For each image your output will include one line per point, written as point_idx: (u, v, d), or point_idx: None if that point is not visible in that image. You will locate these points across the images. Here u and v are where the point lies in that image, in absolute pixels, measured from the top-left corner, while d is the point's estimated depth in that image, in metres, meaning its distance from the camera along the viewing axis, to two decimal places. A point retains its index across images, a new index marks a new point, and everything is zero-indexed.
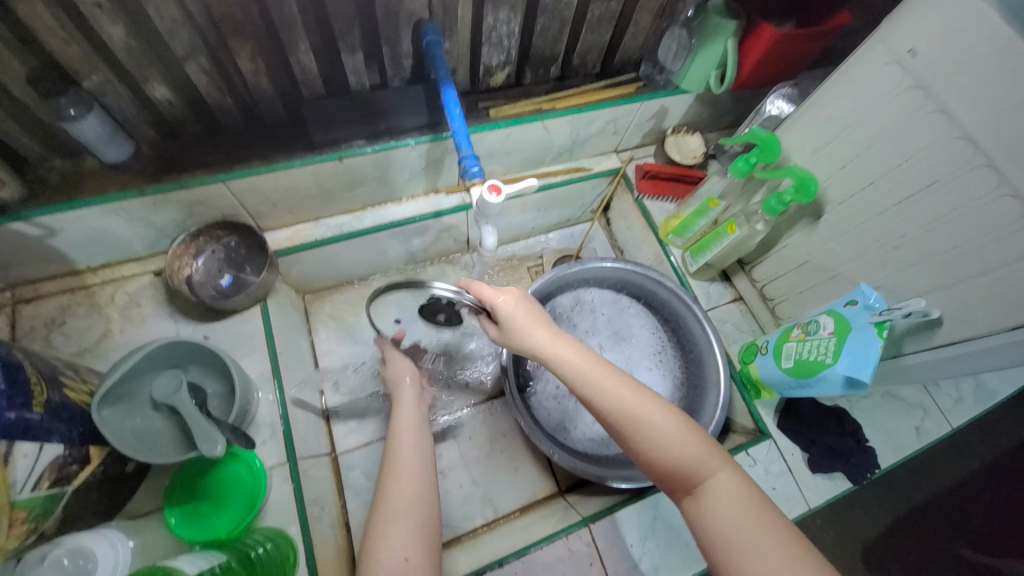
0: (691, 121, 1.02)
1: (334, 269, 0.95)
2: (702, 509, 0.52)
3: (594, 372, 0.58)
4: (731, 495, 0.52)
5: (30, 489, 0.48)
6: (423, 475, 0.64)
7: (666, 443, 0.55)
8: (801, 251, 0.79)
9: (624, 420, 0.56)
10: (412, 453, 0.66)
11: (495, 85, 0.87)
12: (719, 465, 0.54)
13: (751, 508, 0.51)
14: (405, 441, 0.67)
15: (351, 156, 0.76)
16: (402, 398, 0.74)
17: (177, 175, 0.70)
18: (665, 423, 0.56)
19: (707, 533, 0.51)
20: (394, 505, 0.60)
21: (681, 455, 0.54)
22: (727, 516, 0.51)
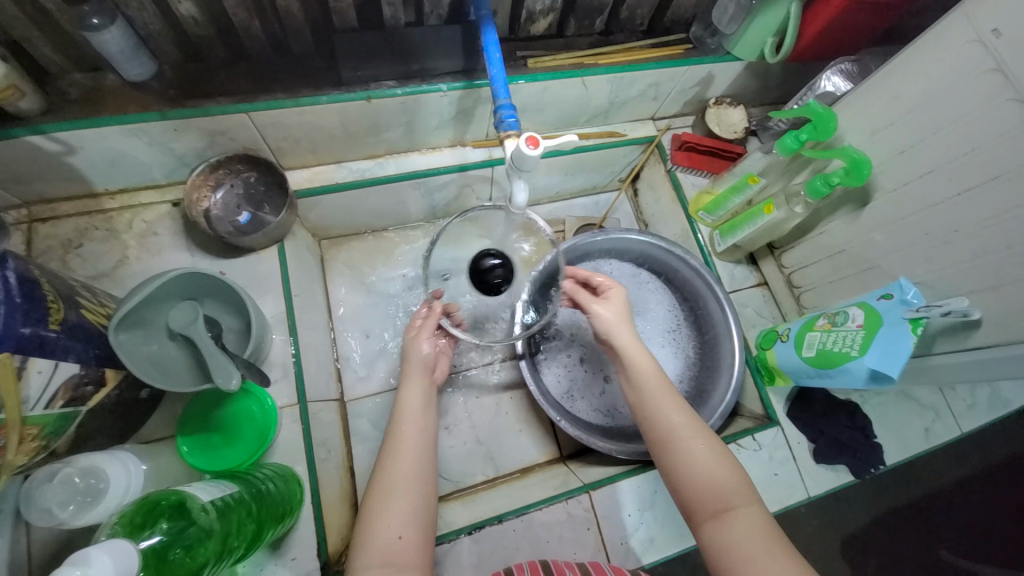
0: (737, 92, 0.96)
1: (353, 215, 0.92)
2: (720, 530, 0.53)
3: (653, 383, 0.64)
4: (753, 525, 0.52)
5: (43, 406, 0.48)
6: (424, 457, 0.63)
7: (704, 459, 0.58)
8: (838, 239, 0.76)
9: (667, 431, 0.60)
10: (415, 439, 0.64)
11: (535, 33, 0.82)
12: (749, 497, 0.55)
13: (772, 542, 0.51)
14: (410, 423, 0.65)
15: (380, 97, 0.72)
16: (414, 378, 0.70)
17: (198, 101, 0.67)
18: (709, 442, 0.59)
19: (723, 555, 0.52)
20: (394, 481, 0.59)
21: (716, 475, 0.57)
22: (744, 540, 0.51)
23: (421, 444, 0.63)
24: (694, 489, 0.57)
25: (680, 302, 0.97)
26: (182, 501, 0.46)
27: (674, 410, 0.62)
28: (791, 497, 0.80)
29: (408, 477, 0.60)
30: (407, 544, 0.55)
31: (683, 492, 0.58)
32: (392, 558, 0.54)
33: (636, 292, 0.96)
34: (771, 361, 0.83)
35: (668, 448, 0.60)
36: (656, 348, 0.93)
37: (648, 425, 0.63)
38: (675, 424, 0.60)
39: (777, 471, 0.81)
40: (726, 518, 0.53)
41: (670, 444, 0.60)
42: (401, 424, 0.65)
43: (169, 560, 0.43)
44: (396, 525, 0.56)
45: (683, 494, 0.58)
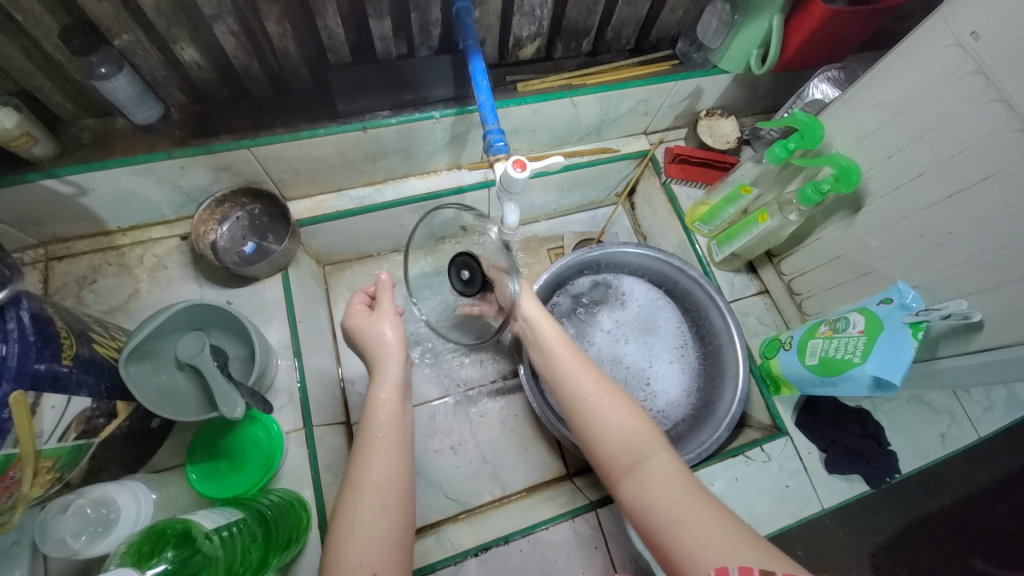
0: (727, 104, 0.98)
1: (355, 241, 0.95)
2: (639, 483, 0.57)
3: (562, 354, 0.73)
4: (667, 471, 0.57)
5: (56, 439, 0.50)
6: (400, 465, 0.58)
7: (619, 421, 0.63)
8: (834, 244, 0.76)
9: (583, 401, 0.67)
10: (384, 448, 0.58)
11: (524, 58, 0.85)
12: (660, 446, 0.60)
13: (681, 482, 0.56)
14: (382, 426, 0.60)
15: (376, 127, 0.75)
16: (388, 368, 0.65)
17: (204, 140, 0.70)
18: (622, 406, 0.65)
19: (642, 504, 0.56)
20: (364, 486, 0.54)
21: (627, 429, 0.62)
22: (658, 485, 0.56)
23: (386, 450, 0.58)
24: (613, 450, 0.62)
25: (682, 312, 0.96)
26: (188, 529, 0.47)
27: (592, 384, 0.68)
28: (804, 509, 0.78)
29: (374, 490, 0.54)
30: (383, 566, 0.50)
31: (603, 455, 0.63)
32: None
33: (637, 304, 0.97)
34: (775, 369, 0.82)
35: (586, 413, 0.66)
36: (660, 361, 0.93)
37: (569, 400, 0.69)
38: (589, 395, 0.67)
39: (788, 483, 0.79)
40: (644, 472, 0.58)
41: (589, 412, 0.66)
42: (367, 429, 0.60)
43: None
44: (365, 552, 0.50)
45: (603, 458, 0.63)
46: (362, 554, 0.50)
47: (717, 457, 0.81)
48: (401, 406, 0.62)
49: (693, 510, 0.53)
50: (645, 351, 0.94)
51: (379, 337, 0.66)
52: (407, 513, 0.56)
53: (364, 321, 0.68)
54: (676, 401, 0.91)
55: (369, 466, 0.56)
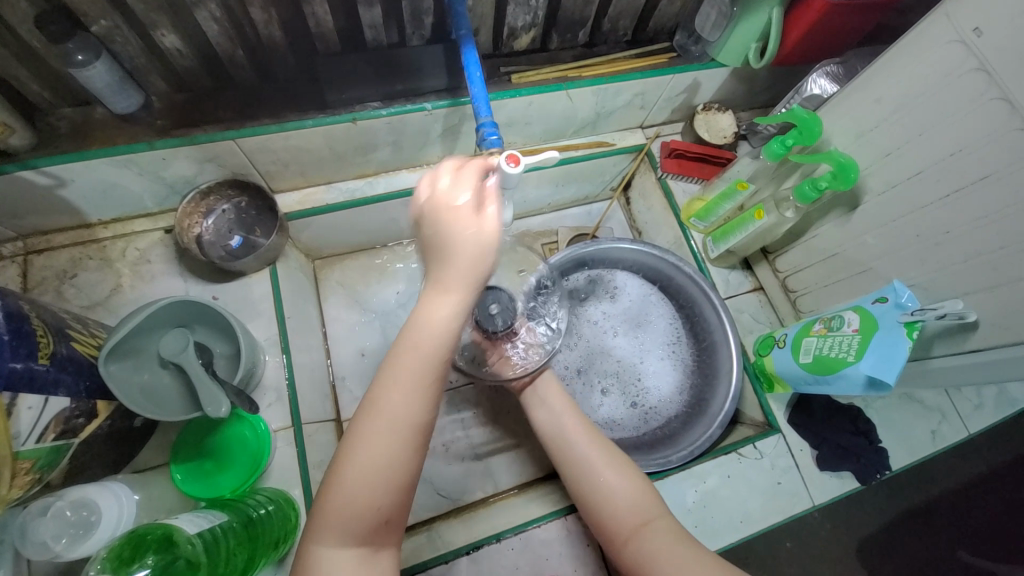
0: (724, 97, 0.97)
1: (345, 234, 0.93)
2: (638, 543, 0.58)
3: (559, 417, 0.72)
4: (666, 533, 0.57)
5: (34, 440, 0.49)
6: (424, 401, 0.48)
7: (616, 480, 0.64)
8: (830, 242, 0.75)
9: (581, 465, 0.67)
10: (408, 383, 0.47)
11: (519, 48, 0.83)
12: (657, 508, 0.61)
13: (681, 543, 0.56)
14: (419, 351, 0.47)
15: (365, 118, 0.73)
16: (436, 280, 0.48)
17: (187, 130, 0.68)
18: (618, 467, 0.65)
19: (640, 563, 0.56)
20: (376, 423, 0.46)
21: (626, 494, 0.62)
22: (660, 550, 0.56)
23: (412, 389, 0.47)
24: (609, 509, 0.62)
25: (677, 309, 0.95)
26: (170, 536, 0.46)
27: (591, 446, 0.68)
28: (795, 506, 0.78)
29: (388, 431, 0.47)
30: (381, 512, 0.47)
31: (601, 516, 0.62)
32: (358, 524, 0.46)
33: (632, 302, 0.96)
34: (768, 367, 0.81)
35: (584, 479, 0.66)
36: (655, 358, 0.92)
37: (567, 464, 0.68)
38: (587, 456, 0.67)
39: (779, 480, 0.79)
40: (642, 530, 0.58)
41: (588, 475, 0.65)
42: (395, 352, 0.48)
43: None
44: (356, 495, 0.46)
45: (600, 520, 0.62)
46: (358, 499, 0.46)
47: (710, 454, 0.81)
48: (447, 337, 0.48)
49: (689, 565, 0.54)
50: (639, 350, 0.93)
51: (449, 237, 0.48)
52: (423, 452, 0.49)
53: (422, 211, 0.49)
54: (671, 399, 0.90)
55: (385, 401, 0.47)
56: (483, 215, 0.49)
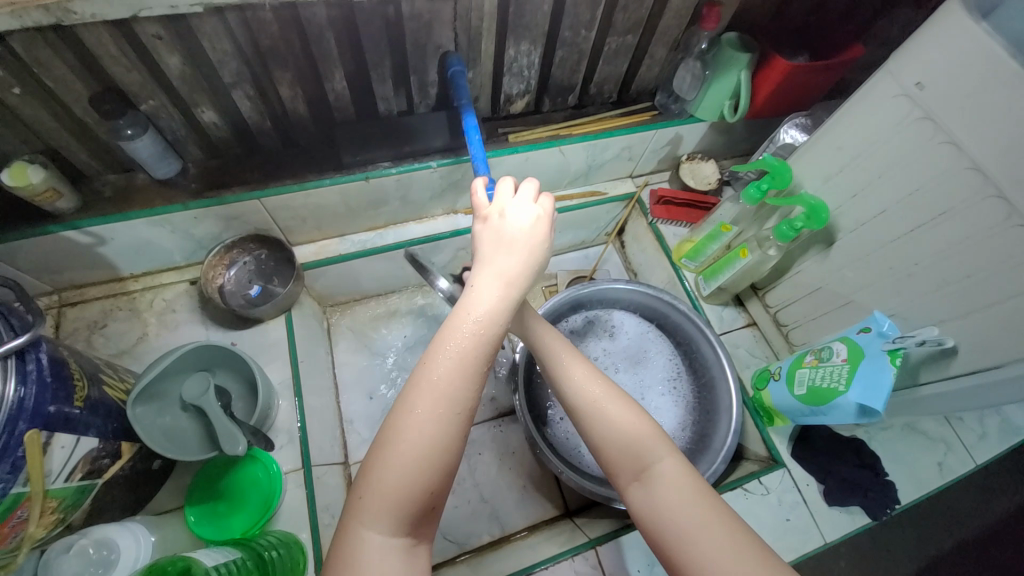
0: (706, 149, 1.05)
1: (356, 282, 0.99)
2: (649, 495, 0.51)
3: (555, 358, 0.61)
4: (677, 483, 0.51)
5: (62, 479, 0.51)
6: (472, 376, 0.46)
7: (625, 425, 0.55)
8: (813, 277, 0.79)
9: (585, 402, 0.57)
10: (462, 359, 0.46)
11: (515, 111, 0.92)
12: (667, 449, 0.54)
13: (694, 493, 0.50)
14: (471, 328, 0.47)
15: (377, 176, 0.81)
16: (492, 266, 0.50)
17: (217, 191, 0.76)
18: (629, 415, 0.56)
19: (654, 515, 0.50)
20: (423, 393, 0.45)
21: (631, 431, 0.54)
22: (672, 500, 0.50)
23: (463, 364, 0.45)
24: (620, 455, 0.54)
25: (674, 346, 0.98)
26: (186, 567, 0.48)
27: (595, 384, 0.58)
28: (806, 544, 0.77)
29: (438, 406, 0.44)
30: (430, 496, 0.45)
31: (608, 461, 0.55)
32: (404, 507, 0.44)
33: (631, 339, 0.99)
34: (767, 401, 0.83)
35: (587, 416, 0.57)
36: (655, 393, 0.95)
37: (567, 408, 0.59)
38: (590, 397, 0.57)
39: (789, 516, 0.79)
40: (655, 480, 0.52)
41: (593, 417, 0.56)
42: (444, 333, 0.47)
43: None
44: (401, 475, 0.44)
45: (608, 464, 0.55)
46: (400, 484, 0.44)
47: (716, 490, 0.81)
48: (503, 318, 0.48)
49: (709, 525, 0.47)
50: (640, 385, 0.95)
51: (512, 237, 0.51)
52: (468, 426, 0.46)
53: (485, 219, 0.53)
54: (673, 434, 0.91)
55: (436, 379, 0.45)
56: (541, 226, 0.53)
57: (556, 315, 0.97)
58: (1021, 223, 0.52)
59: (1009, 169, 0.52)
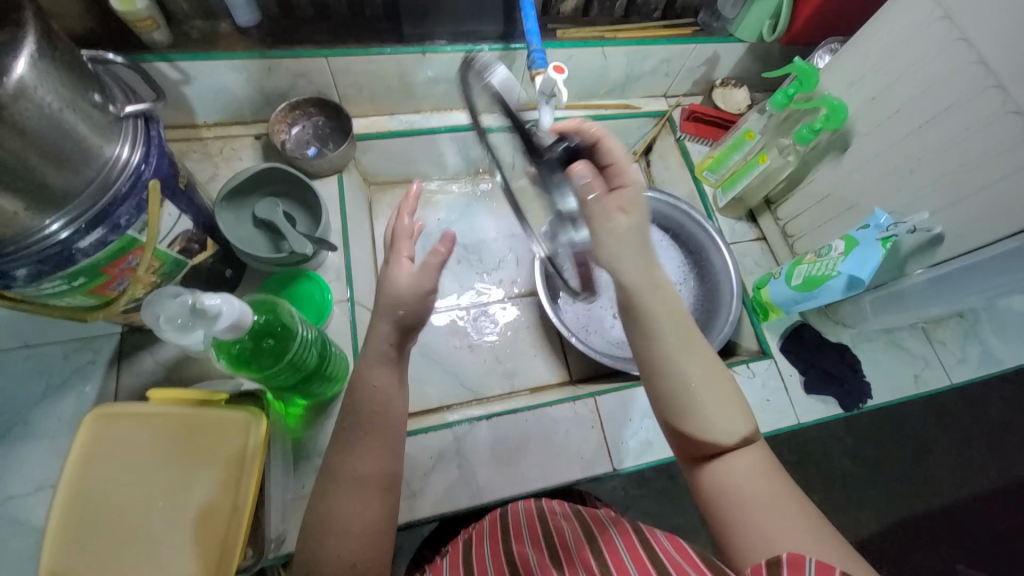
0: (741, 75, 1.09)
1: (400, 163, 1.07)
2: (727, 480, 0.50)
3: (658, 331, 0.52)
4: (764, 485, 0.49)
5: (166, 244, 0.61)
6: (383, 465, 0.55)
7: (716, 408, 0.51)
8: (823, 185, 0.86)
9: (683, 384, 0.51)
10: (407, 353, 0.62)
11: (564, 11, 0.97)
12: (757, 449, 0.51)
13: (780, 497, 0.48)
14: (374, 420, 0.56)
15: (433, 52, 0.88)
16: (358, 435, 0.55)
17: (290, 47, 0.83)
18: (717, 399, 0.51)
19: (725, 500, 0.49)
20: (333, 522, 0.51)
21: (729, 425, 0.51)
22: (758, 497, 0.48)
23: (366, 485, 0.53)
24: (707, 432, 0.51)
25: (686, 255, 1.06)
26: (272, 305, 0.55)
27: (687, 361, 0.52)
28: (781, 421, 0.87)
29: (362, 493, 0.52)
30: (371, 525, 0.52)
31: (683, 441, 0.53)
32: (354, 536, 0.51)
33: None
34: (765, 297, 0.92)
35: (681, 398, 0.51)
36: None
37: (655, 386, 0.53)
38: (688, 377, 0.51)
39: (769, 397, 0.88)
40: (736, 464, 0.50)
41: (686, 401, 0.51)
42: (343, 475, 0.53)
43: (260, 347, 0.54)
44: (344, 543, 0.50)
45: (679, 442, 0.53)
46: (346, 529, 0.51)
47: None
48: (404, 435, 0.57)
49: (776, 509, 0.47)
50: None
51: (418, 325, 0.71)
52: (395, 450, 0.56)
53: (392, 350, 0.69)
54: None
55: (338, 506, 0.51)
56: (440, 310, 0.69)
57: None
58: (1013, 110, 0.59)
59: (1010, 60, 0.58)
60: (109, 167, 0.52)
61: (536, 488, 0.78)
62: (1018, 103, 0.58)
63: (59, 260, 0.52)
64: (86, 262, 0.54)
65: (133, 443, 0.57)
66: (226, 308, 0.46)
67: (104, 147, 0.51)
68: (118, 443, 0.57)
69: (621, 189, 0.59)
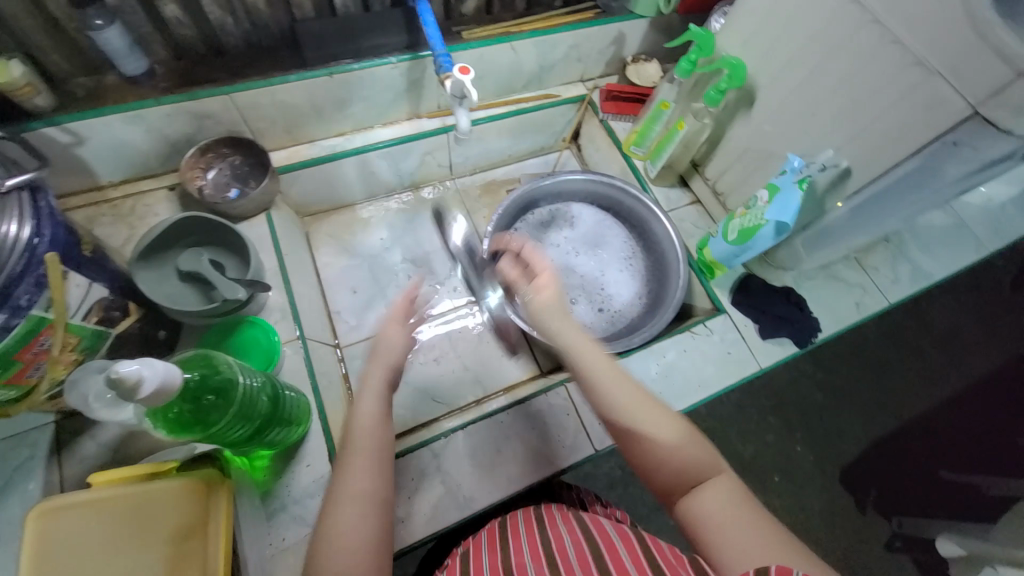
0: (649, 49, 1.13)
1: (331, 190, 1.04)
2: (692, 502, 0.53)
3: (606, 378, 0.60)
4: (725, 503, 0.52)
5: (81, 317, 0.57)
6: (377, 477, 0.57)
7: (666, 439, 0.56)
8: (741, 140, 0.90)
9: (633, 424, 0.58)
10: (379, 385, 0.65)
11: (467, 12, 0.97)
12: (715, 472, 0.55)
13: (742, 512, 0.51)
14: (362, 437, 0.59)
15: (340, 72, 0.86)
16: (351, 458, 0.58)
17: (188, 89, 0.80)
18: (670, 427, 0.57)
19: (695, 522, 0.52)
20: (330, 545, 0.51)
21: (682, 454, 0.56)
22: (719, 514, 0.51)
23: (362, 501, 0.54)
24: (663, 461, 0.56)
25: (629, 230, 1.08)
26: (207, 358, 0.53)
27: (634, 393, 0.60)
28: (745, 370, 0.90)
29: (360, 509, 0.54)
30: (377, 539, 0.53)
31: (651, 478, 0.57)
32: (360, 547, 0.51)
33: (589, 228, 1.09)
34: (708, 256, 0.95)
35: (633, 436, 0.58)
36: (612, 271, 1.05)
37: (611, 426, 0.60)
38: (623, 401, 0.59)
39: (730, 350, 0.91)
40: (700, 490, 0.53)
41: (644, 438, 0.57)
42: (339, 497, 0.54)
43: (201, 405, 0.51)
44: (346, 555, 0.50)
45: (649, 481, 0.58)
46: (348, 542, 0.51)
47: (668, 336, 0.93)
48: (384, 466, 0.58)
49: (742, 524, 0.49)
50: (599, 266, 1.06)
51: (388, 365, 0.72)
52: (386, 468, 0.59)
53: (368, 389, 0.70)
54: (630, 303, 1.02)
55: (340, 523, 0.52)
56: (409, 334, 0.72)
57: (520, 208, 1.05)
58: (891, 39, 0.63)
59: None
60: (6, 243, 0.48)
61: (527, 484, 0.78)
62: (893, 32, 0.62)
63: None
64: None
65: (89, 539, 0.48)
66: (148, 372, 0.43)
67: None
68: (72, 541, 0.47)
69: (540, 278, 0.70)
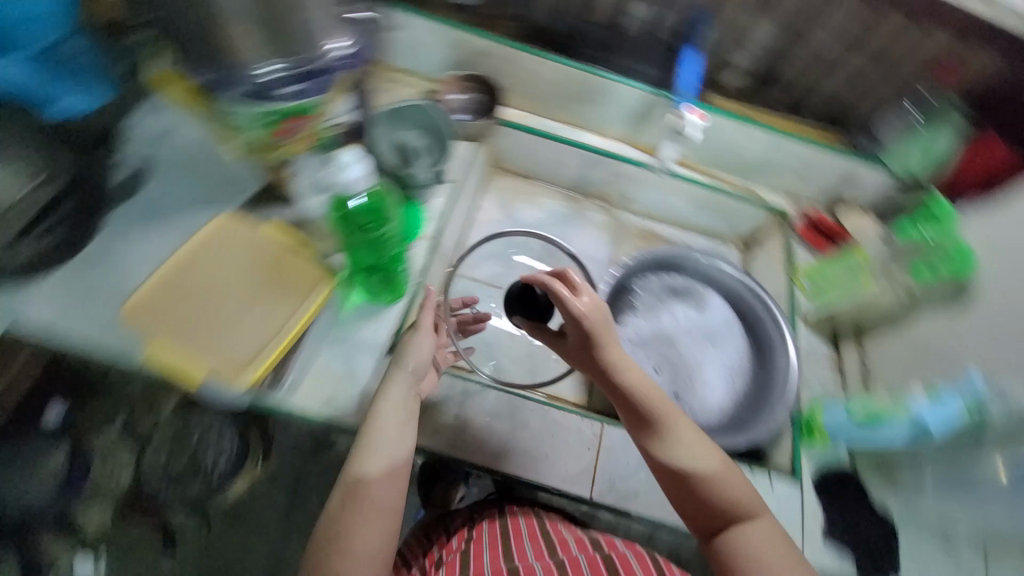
0: (877, 204, 1.05)
1: (527, 157, 1.16)
2: (739, 538, 0.62)
3: (670, 416, 0.66)
4: (768, 540, 0.62)
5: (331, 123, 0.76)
6: (397, 488, 0.63)
7: (733, 485, 0.65)
8: (929, 334, 0.87)
9: (690, 462, 0.65)
10: (405, 381, 0.72)
11: (721, 83, 1.03)
12: (763, 511, 0.64)
13: (782, 554, 0.60)
14: (385, 450, 0.65)
15: (592, 73, 0.97)
16: (370, 461, 0.63)
17: (479, 28, 0.98)
18: (734, 475, 0.66)
19: (733, 551, 0.62)
20: (346, 540, 0.58)
21: (737, 494, 0.64)
22: (768, 546, 0.61)
23: (376, 515, 0.60)
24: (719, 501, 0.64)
25: (751, 347, 1.02)
26: None
27: (708, 446, 0.66)
28: None
29: (376, 517, 0.60)
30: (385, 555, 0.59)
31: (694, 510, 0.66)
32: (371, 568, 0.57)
33: (714, 322, 1.04)
34: (817, 416, 0.90)
35: (689, 469, 0.65)
36: (715, 362, 1.01)
37: (664, 462, 0.66)
38: (680, 436, 0.66)
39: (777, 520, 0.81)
40: (745, 525, 0.63)
41: (714, 482, 0.65)
42: (356, 499, 0.61)
43: None
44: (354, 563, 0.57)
45: (692, 513, 0.66)
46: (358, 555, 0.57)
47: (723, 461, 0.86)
48: (399, 446, 0.66)
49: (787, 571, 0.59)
50: (701, 361, 1.01)
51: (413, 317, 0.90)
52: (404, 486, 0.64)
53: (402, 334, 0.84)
54: (715, 400, 0.97)
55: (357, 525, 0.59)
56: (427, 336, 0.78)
57: (660, 264, 1.07)
58: None
59: None
60: (313, 46, 0.65)
61: (517, 473, 0.82)
62: None
63: (256, 95, 0.64)
64: (277, 105, 0.65)
65: (255, 244, 0.79)
66: None
67: (318, 31, 0.65)
68: (232, 239, 0.78)
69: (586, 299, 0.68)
